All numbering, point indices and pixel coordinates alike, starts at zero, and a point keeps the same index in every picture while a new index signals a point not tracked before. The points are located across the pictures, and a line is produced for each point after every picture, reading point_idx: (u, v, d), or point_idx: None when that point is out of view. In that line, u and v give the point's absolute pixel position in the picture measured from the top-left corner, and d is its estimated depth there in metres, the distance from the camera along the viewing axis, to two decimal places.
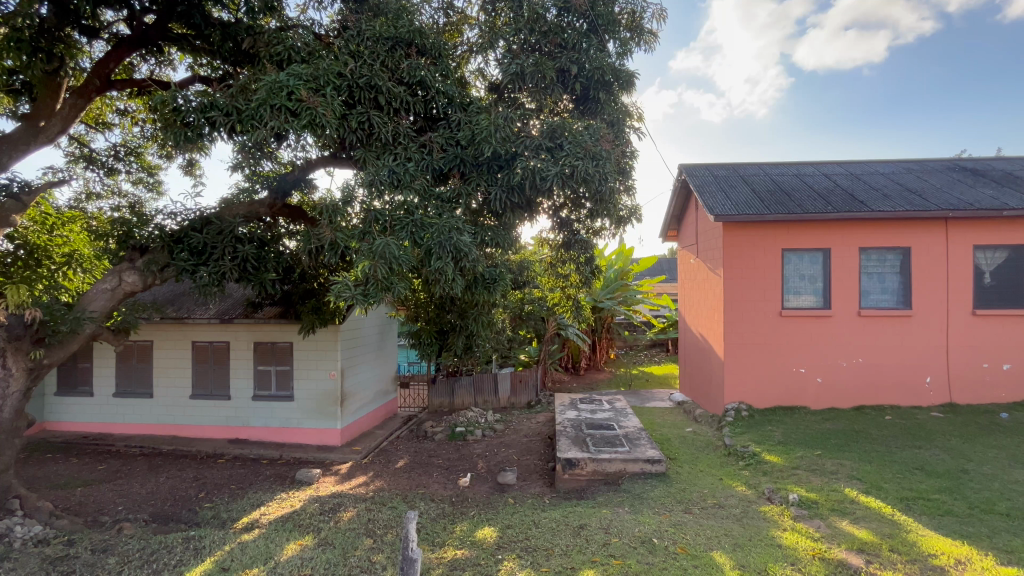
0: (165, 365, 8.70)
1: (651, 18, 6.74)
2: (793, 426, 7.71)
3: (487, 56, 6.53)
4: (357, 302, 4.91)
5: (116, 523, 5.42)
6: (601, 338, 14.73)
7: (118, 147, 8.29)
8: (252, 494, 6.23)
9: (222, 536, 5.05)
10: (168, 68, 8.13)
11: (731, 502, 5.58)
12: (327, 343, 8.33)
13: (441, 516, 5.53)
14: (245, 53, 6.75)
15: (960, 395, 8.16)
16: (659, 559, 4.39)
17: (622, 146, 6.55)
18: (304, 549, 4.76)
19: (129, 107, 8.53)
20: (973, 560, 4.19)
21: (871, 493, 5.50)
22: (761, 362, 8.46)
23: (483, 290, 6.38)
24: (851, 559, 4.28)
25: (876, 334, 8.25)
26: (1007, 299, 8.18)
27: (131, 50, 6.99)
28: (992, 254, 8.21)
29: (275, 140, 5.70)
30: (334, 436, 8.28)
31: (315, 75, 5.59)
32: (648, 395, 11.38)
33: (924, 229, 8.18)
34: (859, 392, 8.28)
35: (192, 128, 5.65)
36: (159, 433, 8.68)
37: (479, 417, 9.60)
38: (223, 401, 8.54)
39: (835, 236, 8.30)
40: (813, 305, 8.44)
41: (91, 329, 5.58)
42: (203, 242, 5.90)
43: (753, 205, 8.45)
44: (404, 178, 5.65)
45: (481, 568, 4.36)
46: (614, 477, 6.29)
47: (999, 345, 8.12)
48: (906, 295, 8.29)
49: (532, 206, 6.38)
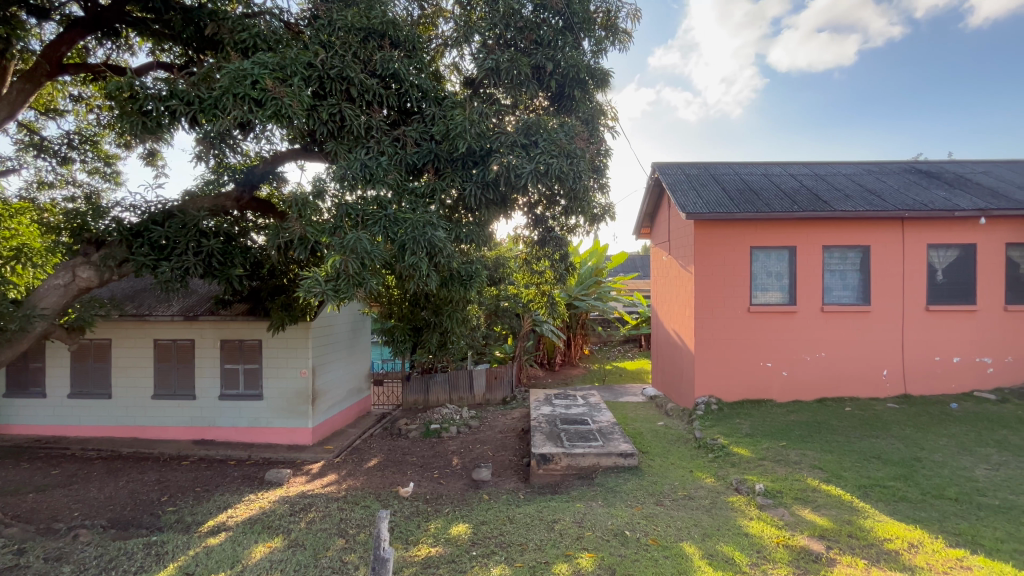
0: (125, 364, 8.32)
1: (626, 18, 6.80)
2: (760, 418, 7.95)
3: (461, 50, 6.50)
4: (327, 298, 4.84)
5: (71, 530, 5.18)
6: (575, 334, 14.88)
7: (72, 134, 7.85)
8: (218, 497, 6.05)
9: (186, 541, 4.89)
10: (127, 53, 7.74)
11: (701, 493, 5.74)
12: (298, 340, 8.13)
13: (416, 514, 5.50)
14: (208, 39, 6.51)
15: (913, 387, 8.57)
16: (630, 550, 4.46)
17: (596, 144, 6.63)
18: (273, 551, 4.66)
19: (84, 93, 8.07)
20: (924, 543, 4.42)
21: (832, 481, 5.73)
22: (730, 356, 8.68)
23: (458, 286, 6.33)
24: (813, 546, 4.47)
25: (837, 329, 8.58)
26: (957, 295, 8.61)
27: (85, 32, 6.67)
28: (944, 252, 8.63)
29: (240, 130, 5.54)
30: (305, 435, 8.12)
31: (282, 65, 5.47)
32: (622, 391, 11.40)
33: (882, 228, 8.54)
34: (820, 384, 8.60)
35: (150, 118, 5.43)
36: (118, 435, 8.33)
37: (454, 414, 9.55)
38: (187, 401, 8.25)
39: (801, 235, 8.58)
40: (779, 302, 8.71)
41: (42, 328, 5.29)
42: (164, 237, 5.67)
43: (724, 203, 8.65)
44: (377, 172, 5.56)
45: (456, 565, 4.35)
46: (588, 471, 6.38)
47: (949, 339, 8.56)
48: (866, 291, 8.64)
49: (507, 203, 6.36)
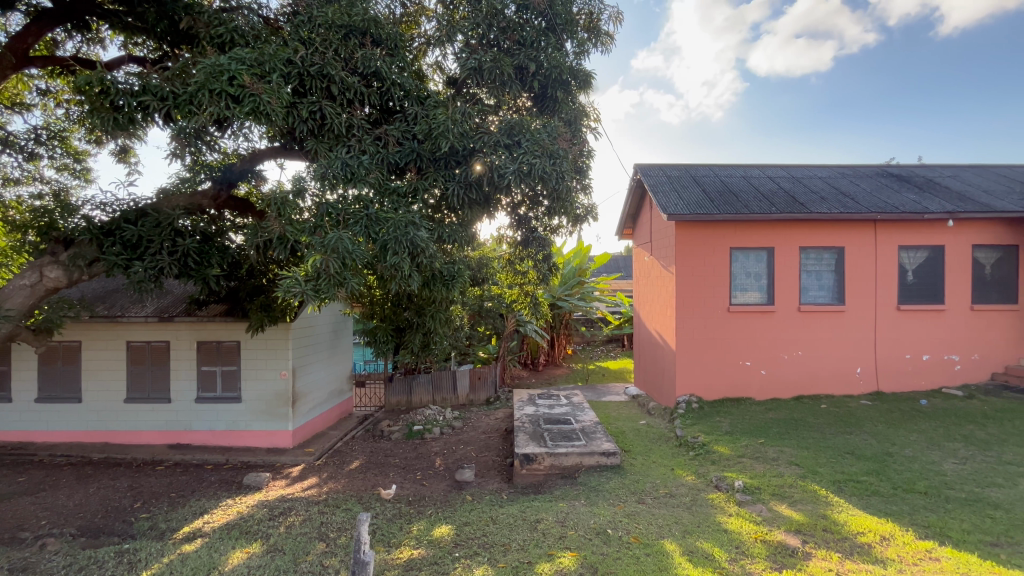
0: (96, 368, 8.06)
1: (608, 21, 6.86)
2: (739, 416, 8.09)
3: (444, 50, 6.47)
4: (307, 298, 4.77)
5: (38, 539, 5.00)
6: (559, 334, 14.93)
7: (39, 130, 7.59)
8: (193, 502, 5.91)
9: (160, 548, 4.75)
10: (97, 46, 7.52)
11: (681, 491, 5.81)
12: (277, 341, 7.98)
13: (398, 516, 5.45)
14: (182, 33, 6.35)
15: (885, 384, 8.82)
16: (612, 548, 4.49)
17: (578, 145, 6.68)
18: (251, 556, 4.56)
19: (52, 87, 7.80)
20: (895, 536, 4.55)
21: (808, 477, 5.87)
22: (710, 355, 8.81)
23: (441, 287, 6.29)
24: (790, 540, 4.56)
25: (813, 328, 8.78)
26: (926, 295, 8.89)
27: (53, 24, 6.45)
28: (914, 254, 8.91)
29: (216, 127, 5.44)
30: (285, 438, 7.99)
31: (260, 61, 5.36)
32: (604, 390, 11.45)
33: (856, 230, 8.77)
34: (797, 382, 8.80)
35: (122, 114, 5.27)
36: (89, 441, 8.07)
37: (437, 415, 9.50)
38: (162, 404, 8.04)
39: (778, 236, 8.75)
40: (757, 302, 8.88)
41: (6, 331, 5.03)
42: (137, 235, 5.52)
43: (704, 204, 8.78)
44: (358, 171, 5.49)
45: (438, 567, 4.32)
46: (571, 470, 6.42)
47: (919, 338, 8.84)
48: (840, 292, 8.86)
49: (491, 203, 6.34)
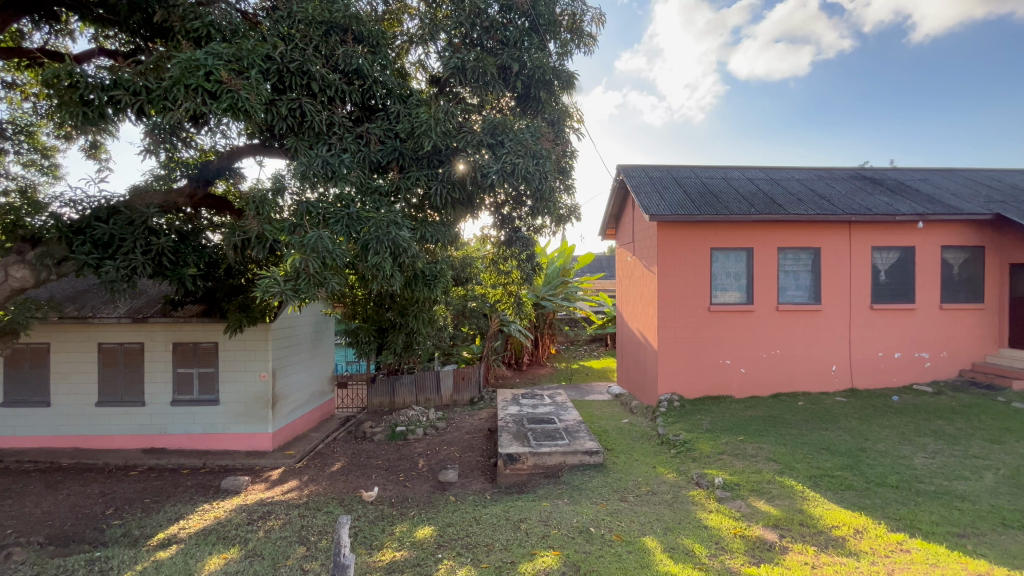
0: (66, 370, 7.80)
1: (590, 22, 6.89)
2: (719, 413, 8.22)
3: (427, 48, 6.42)
4: (287, 298, 4.71)
5: (3, 548, 4.82)
6: (542, 334, 14.96)
7: (4, 124, 7.30)
8: (168, 508, 5.76)
9: (133, 555, 4.62)
10: (67, 39, 7.28)
11: (663, 488, 5.88)
12: (256, 341, 7.83)
13: (380, 519, 5.39)
14: (157, 27, 6.18)
15: (859, 381, 9.05)
16: (595, 546, 4.52)
17: (561, 146, 6.72)
18: (228, 562, 4.47)
19: (18, 80, 7.52)
20: (868, 529, 4.67)
21: (786, 473, 5.99)
22: (690, 354, 8.93)
23: (424, 287, 6.24)
24: (768, 535, 4.65)
25: (790, 327, 8.96)
26: (898, 295, 9.15)
27: (20, 15, 6.22)
28: (887, 254, 9.16)
29: (192, 123, 5.32)
30: (264, 441, 7.84)
31: (238, 56, 5.24)
32: (587, 390, 11.51)
33: (831, 231, 8.99)
34: (775, 380, 8.97)
35: (92, 108, 5.10)
36: (58, 445, 7.81)
37: (420, 416, 9.43)
38: (136, 407, 7.81)
39: (757, 237, 8.91)
40: (736, 301, 9.04)
41: None
42: (109, 234, 5.33)
43: (685, 205, 8.90)
44: (339, 169, 5.42)
45: (421, 568, 4.29)
46: (555, 470, 6.44)
47: (891, 336, 9.09)
48: (816, 291, 9.06)
49: (474, 203, 6.31)
